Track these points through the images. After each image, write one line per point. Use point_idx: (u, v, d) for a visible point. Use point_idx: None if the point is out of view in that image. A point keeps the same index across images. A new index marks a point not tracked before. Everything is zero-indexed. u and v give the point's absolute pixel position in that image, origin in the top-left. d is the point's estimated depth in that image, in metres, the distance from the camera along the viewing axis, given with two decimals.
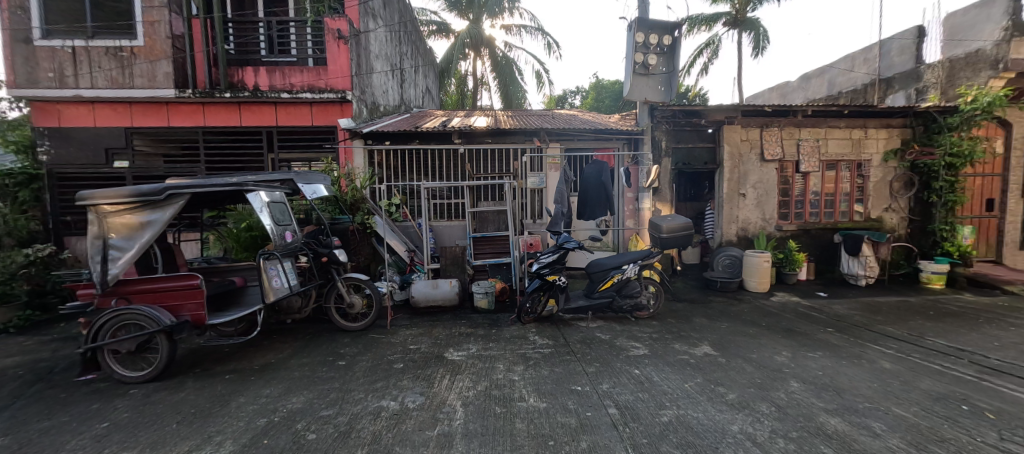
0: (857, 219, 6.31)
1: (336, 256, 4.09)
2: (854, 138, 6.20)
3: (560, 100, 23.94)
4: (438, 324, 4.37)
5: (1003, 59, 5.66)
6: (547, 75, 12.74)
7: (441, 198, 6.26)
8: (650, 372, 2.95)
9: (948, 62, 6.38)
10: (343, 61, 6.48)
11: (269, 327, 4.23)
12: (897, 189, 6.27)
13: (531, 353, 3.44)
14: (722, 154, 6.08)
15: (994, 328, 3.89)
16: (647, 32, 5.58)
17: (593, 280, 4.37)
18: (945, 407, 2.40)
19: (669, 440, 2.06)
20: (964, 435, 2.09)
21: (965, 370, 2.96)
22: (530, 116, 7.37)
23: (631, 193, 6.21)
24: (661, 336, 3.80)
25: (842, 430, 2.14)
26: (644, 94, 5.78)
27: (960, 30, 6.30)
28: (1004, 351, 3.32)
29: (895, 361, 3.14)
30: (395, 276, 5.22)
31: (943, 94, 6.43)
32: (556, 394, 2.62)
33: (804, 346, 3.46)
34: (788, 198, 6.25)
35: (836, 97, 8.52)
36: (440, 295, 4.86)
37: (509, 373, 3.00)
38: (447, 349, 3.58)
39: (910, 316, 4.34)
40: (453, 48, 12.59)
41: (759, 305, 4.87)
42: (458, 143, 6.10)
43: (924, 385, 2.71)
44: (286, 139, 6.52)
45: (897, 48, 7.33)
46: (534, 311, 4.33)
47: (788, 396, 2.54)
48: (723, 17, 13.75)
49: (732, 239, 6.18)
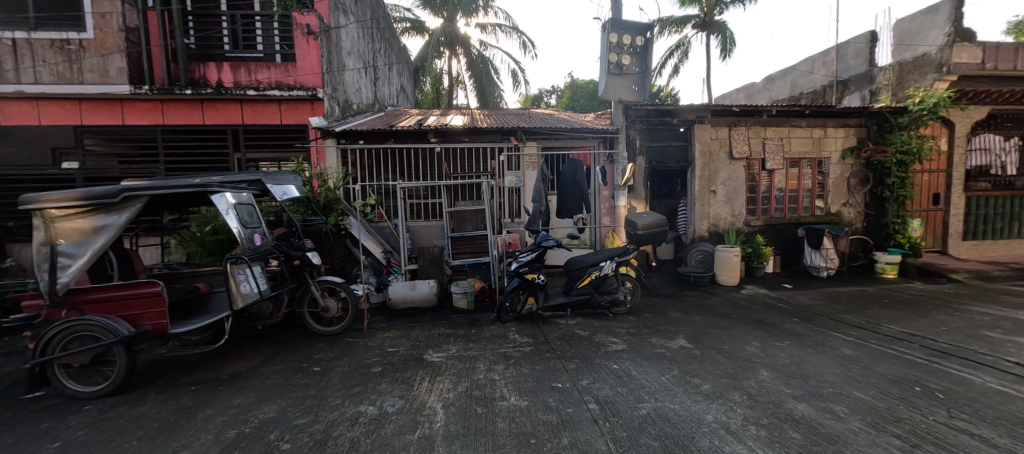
0: (819, 213, 6.64)
1: (309, 259, 3.94)
2: (815, 137, 6.52)
3: (536, 99, 24.04)
4: (417, 325, 4.30)
5: (946, 63, 6.08)
6: (523, 74, 12.78)
7: (417, 198, 6.16)
8: (628, 367, 3.01)
9: (898, 65, 6.80)
10: (313, 57, 6.29)
11: (237, 334, 4.05)
12: (854, 185, 6.63)
13: (511, 352, 3.44)
14: (693, 153, 6.28)
15: (942, 314, 4.18)
16: (620, 33, 5.72)
17: (572, 278, 4.42)
18: (901, 389, 2.56)
19: (648, 432, 2.11)
20: (918, 415, 2.24)
21: (917, 354, 3.17)
22: (506, 115, 7.36)
23: (607, 191, 6.28)
24: (638, 331, 3.87)
25: (809, 415, 2.25)
26: (619, 94, 5.85)
27: (908, 36, 6.72)
28: (951, 334, 3.57)
29: (856, 348, 3.32)
30: (372, 278, 5.12)
31: (894, 96, 6.88)
32: (537, 392, 2.63)
33: (772, 337, 3.61)
34: (756, 195, 6.50)
35: (798, 97, 8.90)
36: (419, 296, 4.81)
37: (489, 373, 2.99)
38: (427, 350, 3.54)
39: (867, 304, 4.61)
40: (428, 46, 12.42)
41: (730, 298, 5.04)
42: (434, 142, 6.01)
43: (882, 369, 2.88)
44: (253, 138, 6.27)
45: (852, 51, 7.73)
46: (514, 310, 4.33)
47: (758, 384, 2.65)
48: (692, 20, 14.18)
49: (704, 234, 6.38)
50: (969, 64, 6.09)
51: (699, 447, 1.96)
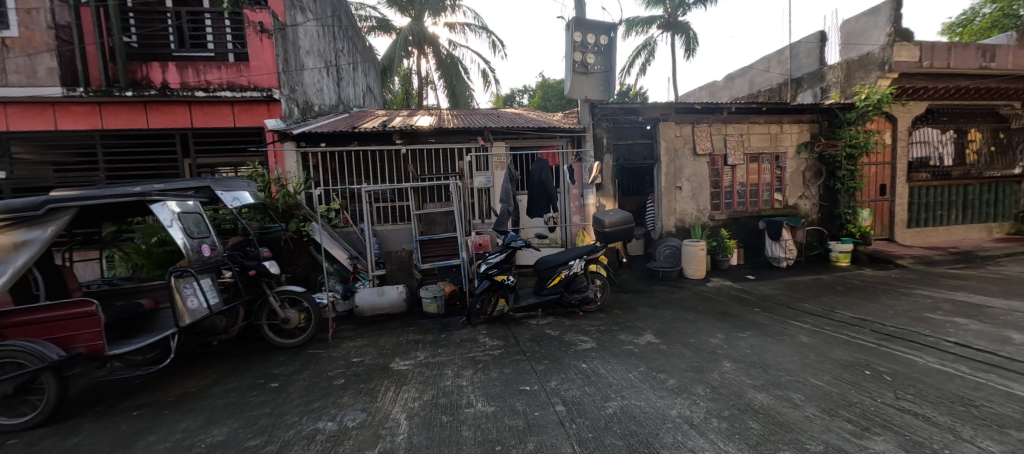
0: (778, 206, 6.91)
1: (266, 269, 3.74)
2: (772, 133, 6.77)
3: (508, 99, 24.02)
4: (384, 333, 4.16)
5: (888, 61, 6.47)
6: (493, 74, 12.72)
7: (383, 201, 5.97)
8: (597, 365, 3.01)
9: (845, 63, 7.18)
10: (267, 57, 6.02)
11: (190, 351, 3.81)
12: (809, 178, 6.95)
13: (480, 356, 3.38)
14: (659, 150, 6.41)
15: (890, 298, 4.42)
16: (584, 32, 5.74)
17: (542, 277, 4.39)
18: (853, 373, 2.67)
19: (614, 432, 2.10)
20: (868, 398, 2.34)
21: (868, 338, 3.32)
22: (474, 115, 7.28)
23: (576, 189, 6.26)
24: (608, 328, 3.90)
25: (768, 405, 2.30)
26: (585, 92, 5.89)
27: (853, 36, 7.11)
28: (898, 318, 3.78)
29: (812, 335, 3.45)
30: (337, 286, 4.94)
31: (843, 93, 7.25)
32: (505, 396, 2.59)
33: (735, 328, 3.71)
34: (719, 189, 6.70)
35: (756, 95, 9.24)
36: (387, 302, 4.66)
37: (457, 379, 2.92)
38: (394, 358, 3.43)
39: (823, 292, 4.83)
40: (395, 46, 12.14)
41: (697, 291, 5.16)
42: (399, 143, 5.88)
43: (835, 354, 3.00)
44: (204, 142, 5.92)
45: (804, 51, 8.09)
46: (485, 312, 4.26)
47: (721, 376, 2.70)
48: (657, 20, 14.54)
49: (671, 230, 6.53)
50: (907, 63, 6.51)
51: (663, 444, 1.97)
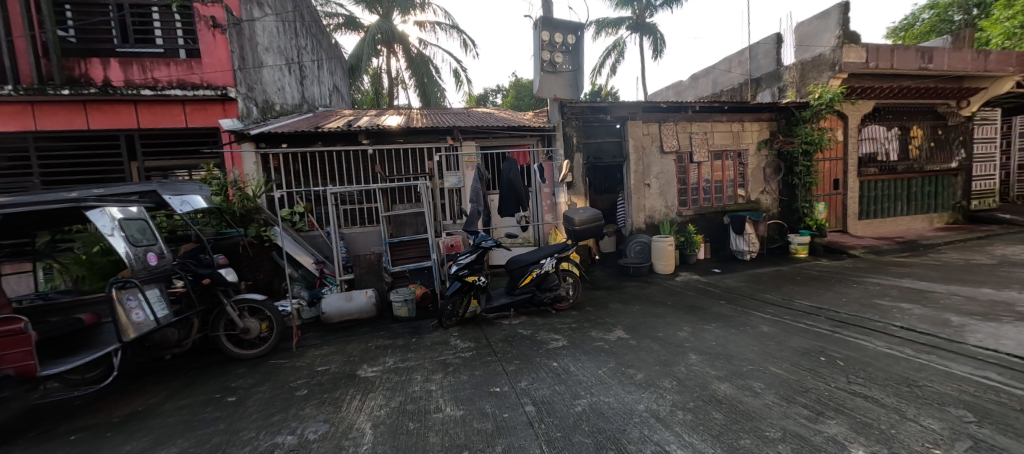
0: (741, 201, 7.16)
1: (222, 276, 3.57)
2: (734, 130, 7.01)
3: (482, 99, 23.92)
4: (352, 339, 4.02)
5: (838, 62, 6.80)
6: (465, 73, 12.61)
7: (350, 203, 5.78)
8: (567, 363, 3.01)
9: (800, 64, 7.54)
10: (221, 53, 5.81)
11: (139, 367, 3.57)
12: (769, 174, 7.25)
13: (451, 359, 3.32)
14: (627, 148, 6.51)
15: (844, 287, 4.66)
16: (552, 31, 5.76)
17: (513, 277, 4.36)
18: (809, 360, 2.79)
19: (582, 429, 2.10)
20: (822, 383, 2.44)
21: (823, 326, 3.48)
22: (444, 115, 7.18)
23: (547, 188, 6.26)
24: (579, 325, 3.92)
25: (730, 394, 2.37)
26: (554, 91, 5.93)
27: (807, 38, 7.47)
28: (850, 305, 3.99)
29: (773, 325, 3.58)
30: (302, 292, 4.77)
31: (798, 92, 7.59)
32: (474, 399, 2.54)
33: (701, 320, 3.81)
34: (686, 186, 6.88)
35: (719, 94, 9.56)
36: (355, 308, 4.50)
37: (426, 384, 2.85)
38: (361, 365, 3.32)
39: (783, 283, 5.04)
40: (362, 43, 11.82)
41: (667, 286, 5.27)
42: (366, 143, 5.71)
43: (794, 342, 3.13)
44: (153, 144, 5.61)
45: (762, 52, 8.42)
46: (457, 314, 4.19)
47: (687, 369, 2.76)
48: (626, 22, 14.82)
49: (641, 226, 6.66)
50: (856, 63, 6.84)
51: (629, 440, 1.98)
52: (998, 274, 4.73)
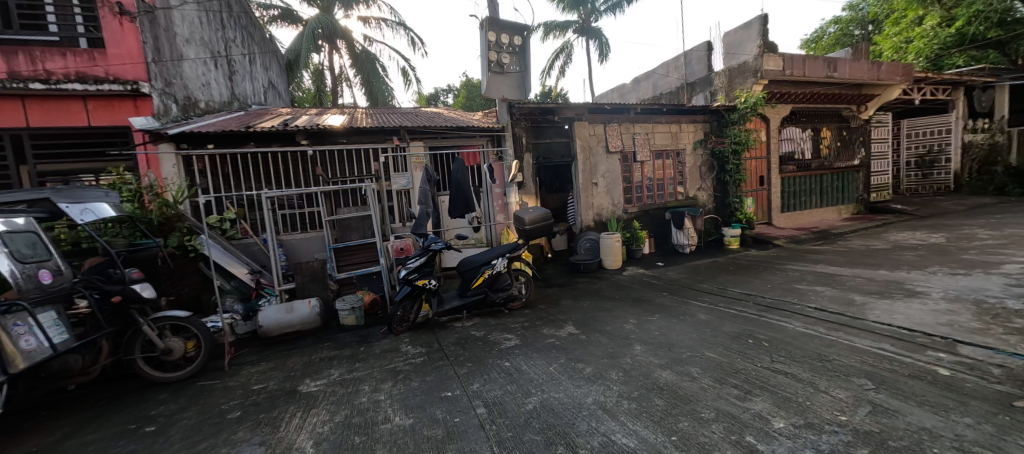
0: (681, 198, 7.63)
1: (136, 293, 3.15)
2: (672, 131, 7.46)
3: (432, 98, 23.47)
4: (293, 352, 3.77)
5: (759, 70, 7.45)
6: (414, 72, 12.33)
7: (289, 208, 5.42)
8: (519, 362, 3.03)
9: (727, 71, 8.15)
10: (131, 44, 5.30)
11: (34, 401, 3.10)
12: (704, 172, 7.79)
13: (401, 366, 3.22)
14: (575, 148, 6.70)
15: (769, 274, 5.12)
16: (498, 32, 5.76)
17: (465, 279, 4.32)
18: (739, 343, 3.02)
19: (532, 427, 2.12)
20: (751, 364, 2.66)
21: (752, 311, 3.80)
22: (391, 115, 6.96)
23: (498, 188, 6.29)
24: (532, 323, 3.97)
25: (671, 381, 2.50)
26: (502, 92, 5.94)
27: (733, 46, 8.14)
28: (774, 290, 4.39)
29: (709, 312, 3.84)
30: (236, 306, 4.33)
31: (727, 97, 8.21)
32: (424, 406, 2.48)
33: (646, 312, 4.00)
34: (630, 184, 7.21)
35: (659, 97, 10.13)
36: (298, 319, 4.19)
37: (374, 394, 2.74)
38: (304, 379, 3.12)
39: (719, 273, 5.43)
40: (301, 38, 11.13)
41: (615, 281, 5.48)
42: (305, 144, 5.36)
43: (727, 328, 3.37)
44: (45, 145, 4.99)
45: (695, 58, 9.01)
46: (407, 319, 4.08)
47: (632, 359, 2.88)
48: (572, 25, 15.23)
49: (590, 224, 6.87)
50: (775, 71, 7.52)
51: (578, 433, 2.03)
52: (891, 257, 5.42)
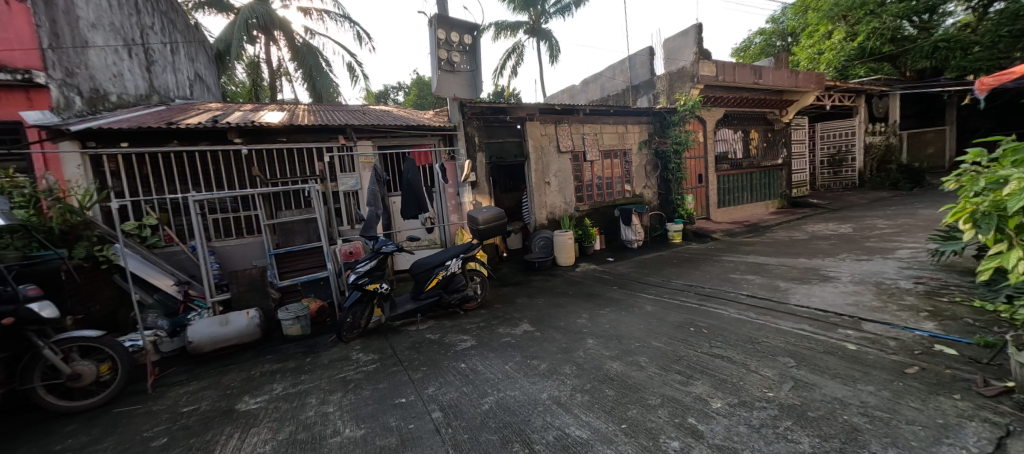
0: (628, 196, 7.99)
1: (35, 313, 2.75)
2: (619, 132, 7.79)
3: (381, 96, 22.69)
4: (230, 367, 3.48)
5: (696, 75, 7.98)
6: (361, 67, 11.83)
7: (222, 212, 4.99)
8: (475, 363, 3.02)
9: (667, 75, 8.61)
10: (21, 27, 4.72)
11: None
12: (649, 170, 8.21)
13: (352, 374, 3.08)
14: (527, 148, 6.78)
15: (708, 266, 5.51)
16: (448, 30, 5.69)
17: (419, 281, 4.22)
18: (682, 332, 3.23)
19: (489, 427, 2.12)
20: (692, 351, 2.84)
21: (693, 300, 4.07)
22: (337, 112, 6.65)
23: (451, 188, 6.22)
24: (487, 323, 3.97)
25: (621, 371, 2.62)
26: (453, 90, 5.88)
27: (672, 52, 8.65)
28: (713, 280, 4.73)
29: (655, 304, 4.07)
30: (160, 321, 3.95)
31: (668, 99, 8.70)
32: (377, 415, 2.40)
33: (598, 306, 4.15)
34: (581, 183, 7.43)
35: (606, 99, 10.53)
36: (234, 332, 3.86)
37: (322, 407, 2.60)
38: (242, 396, 2.89)
39: (663, 266, 5.75)
40: (233, 27, 10.28)
41: (568, 277, 5.63)
42: (239, 142, 4.95)
43: (671, 318, 3.58)
44: None
45: (639, 62, 9.45)
46: (358, 326, 3.92)
47: (585, 353, 2.97)
48: (523, 26, 15.38)
49: (544, 222, 6.99)
50: (709, 76, 8.09)
51: (533, 429, 2.06)
52: (810, 246, 6.05)
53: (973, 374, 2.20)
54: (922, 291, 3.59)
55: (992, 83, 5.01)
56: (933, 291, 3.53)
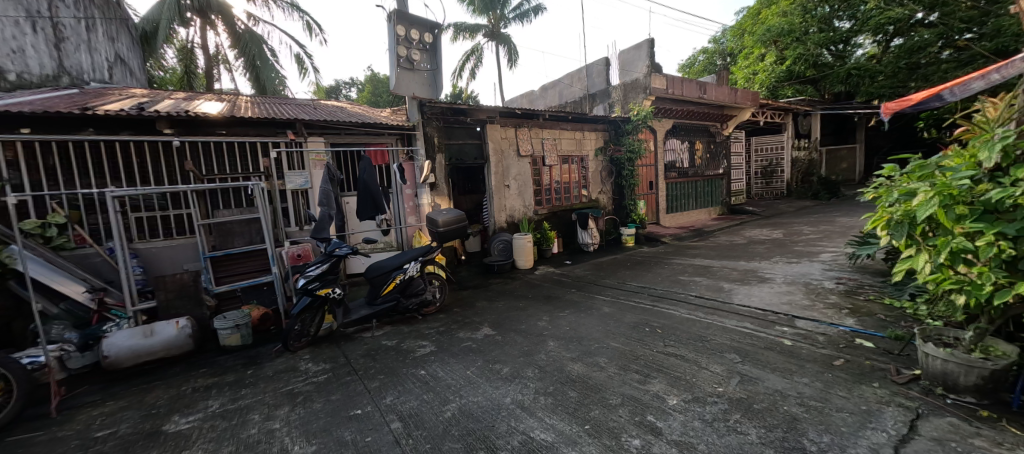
0: (585, 200, 8.21)
1: None
2: (577, 138, 8.00)
3: (332, 91, 21.66)
4: (156, 384, 3.11)
5: (648, 87, 8.39)
6: (310, 59, 11.21)
7: (149, 210, 4.46)
8: (436, 369, 2.94)
9: (622, 85, 8.98)
10: None
11: None
12: (605, 176, 8.51)
13: (301, 386, 2.87)
14: (487, 150, 6.75)
15: (659, 268, 5.79)
16: (408, 27, 5.54)
17: (375, 286, 4.05)
18: (638, 332, 3.35)
19: (452, 435, 2.06)
20: (649, 350, 2.96)
21: (647, 301, 4.25)
22: (284, 106, 6.22)
23: (409, 189, 6.06)
24: (447, 328, 3.88)
25: (582, 373, 2.66)
26: (411, 89, 5.73)
27: (626, 64, 9.04)
28: (664, 282, 4.97)
29: (612, 305, 4.19)
30: (68, 334, 3.43)
31: (622, 109, 9.06)
32: (330, 429, 2.25)
33: (557, 308, 4.20)
34: (540, 187, 7.52)
35: (564, 105, 10.79)
36: (160, 345, 3.44)
37: (267, 423, 2.40)
38: (171, 416, 2.59)
39: (618, 269, 5.97)
40: (162, 6, 9.30)
41: (527, 280, 5.66)
42: (169, 134, 4.47)
43: (627, 319, 3.70)
44: None
45: (595, 71, 9.76)
46: (307, 333, 3.67)
47: (547, 356, 2.99)
48: (482, 29, 15.37)
49: (503, 225, 6.99)
50: (660, 89, 8.55)
51: (498, 435, 2.03)
52: (748, 250, 6.56)
53: (888, 364, 2.49)
54: (843, 290, 4.01)
55: (895, 108, 5.73)
56: (851, 290, 3.95)
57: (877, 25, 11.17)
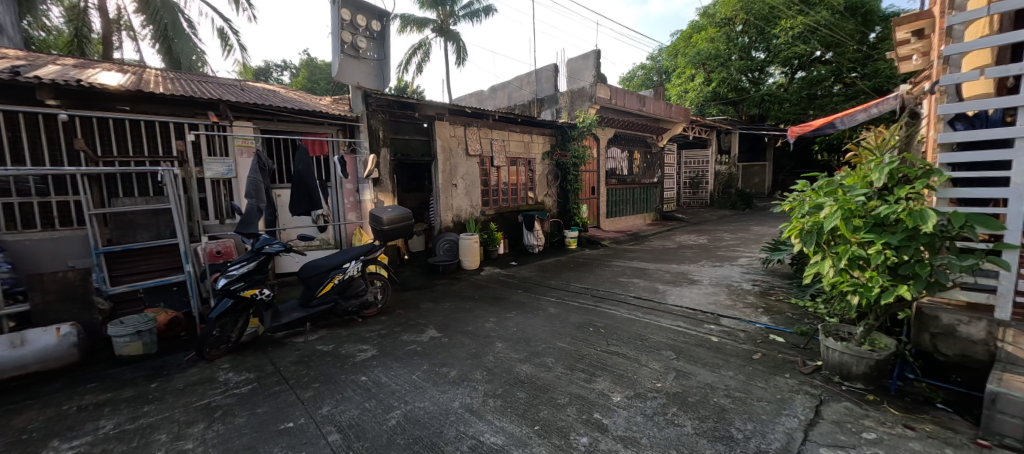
0: (531, 203, 8.34)
1: None
2: (525, 141, 8.10)
3: (260, 73, 19.81)
4: (28, 403, 2.59)
5: (593, 96, 8.77)
6: (236, 36, 10.15)
7: (22, 196, 3.71)
8: (378, 374, 2.78)
9: (569, 92, 9.26)
10: None
11: None
12: (550, 180, 8.72)
13: (220, 399, 2.56)
14: (435, 147, 6.57)
15: (600, 270, 6.05)
16: (354, 12, 5.26)
17: (309, 286, 3.74)
18: (583, 332, 3.45)
19: (397, 444, 1.96)
20: (593, 349, 3.05)
21: (590, 302, 4.41)
22: (204, 84, 5.55)
23: (350, 184, 5.70)
24: (389, 331, 3.70)
25: (530, 373, 2.67)
26: (356, 78, 5.39)
27: (574, 72, 9.38)
28: (605, 283, 5.20)
29: (557, 306, 4.29)
30: None
31: (568, 115, 9.36)
32: (256, 446, 2.02)
33: (504, 310, 4.20)
34: (487, 187, 7.48)
35: (512, 107, 10.90)
36: (30, 357, 2.87)
37: (177, 443, 2.10)
38: (47, 442, 2.16)
39: (563, 270, 6.14)
40: None
41: (473, 281, 5.61)
42: (55, 106, 3.77)
43: (573, 319, 3.81)
44: None
45: (544, 77, 9.96)
46: (227, 339, 3.29)
47: (495, 357, 2.97)
48: (430, 23, 15.02)
49: (449, 225, 6.86)
50: (604, 99, 8.99)
51: (446, 441, 1.97)
52: (678, 254, 7.10)
53: (796, 356, 2.82)
54: (758, 291, 4.49)
55: (798, 132, 6.52)
56: (765, 291, 4.44)
57: (786, 57, 12.73)
